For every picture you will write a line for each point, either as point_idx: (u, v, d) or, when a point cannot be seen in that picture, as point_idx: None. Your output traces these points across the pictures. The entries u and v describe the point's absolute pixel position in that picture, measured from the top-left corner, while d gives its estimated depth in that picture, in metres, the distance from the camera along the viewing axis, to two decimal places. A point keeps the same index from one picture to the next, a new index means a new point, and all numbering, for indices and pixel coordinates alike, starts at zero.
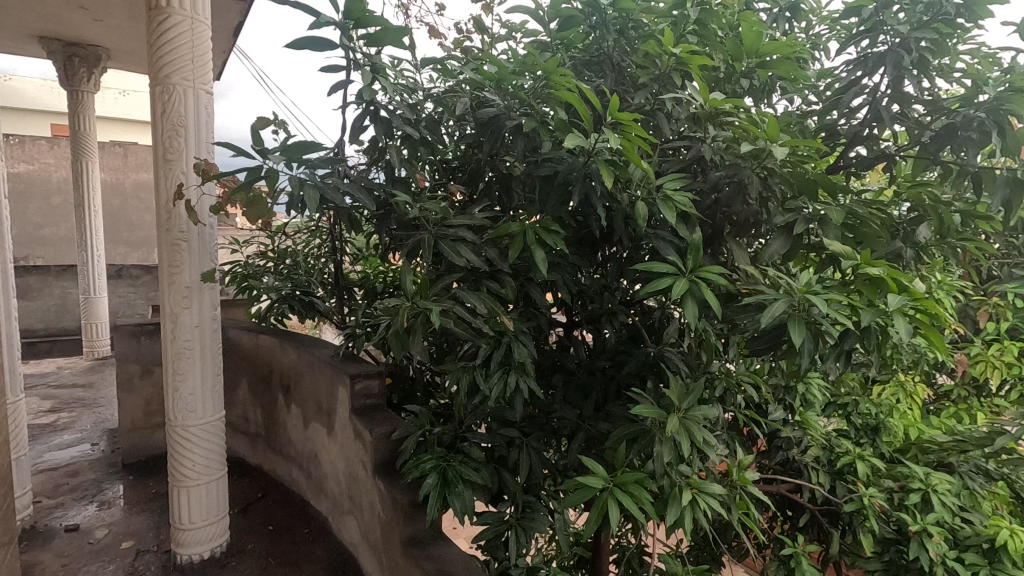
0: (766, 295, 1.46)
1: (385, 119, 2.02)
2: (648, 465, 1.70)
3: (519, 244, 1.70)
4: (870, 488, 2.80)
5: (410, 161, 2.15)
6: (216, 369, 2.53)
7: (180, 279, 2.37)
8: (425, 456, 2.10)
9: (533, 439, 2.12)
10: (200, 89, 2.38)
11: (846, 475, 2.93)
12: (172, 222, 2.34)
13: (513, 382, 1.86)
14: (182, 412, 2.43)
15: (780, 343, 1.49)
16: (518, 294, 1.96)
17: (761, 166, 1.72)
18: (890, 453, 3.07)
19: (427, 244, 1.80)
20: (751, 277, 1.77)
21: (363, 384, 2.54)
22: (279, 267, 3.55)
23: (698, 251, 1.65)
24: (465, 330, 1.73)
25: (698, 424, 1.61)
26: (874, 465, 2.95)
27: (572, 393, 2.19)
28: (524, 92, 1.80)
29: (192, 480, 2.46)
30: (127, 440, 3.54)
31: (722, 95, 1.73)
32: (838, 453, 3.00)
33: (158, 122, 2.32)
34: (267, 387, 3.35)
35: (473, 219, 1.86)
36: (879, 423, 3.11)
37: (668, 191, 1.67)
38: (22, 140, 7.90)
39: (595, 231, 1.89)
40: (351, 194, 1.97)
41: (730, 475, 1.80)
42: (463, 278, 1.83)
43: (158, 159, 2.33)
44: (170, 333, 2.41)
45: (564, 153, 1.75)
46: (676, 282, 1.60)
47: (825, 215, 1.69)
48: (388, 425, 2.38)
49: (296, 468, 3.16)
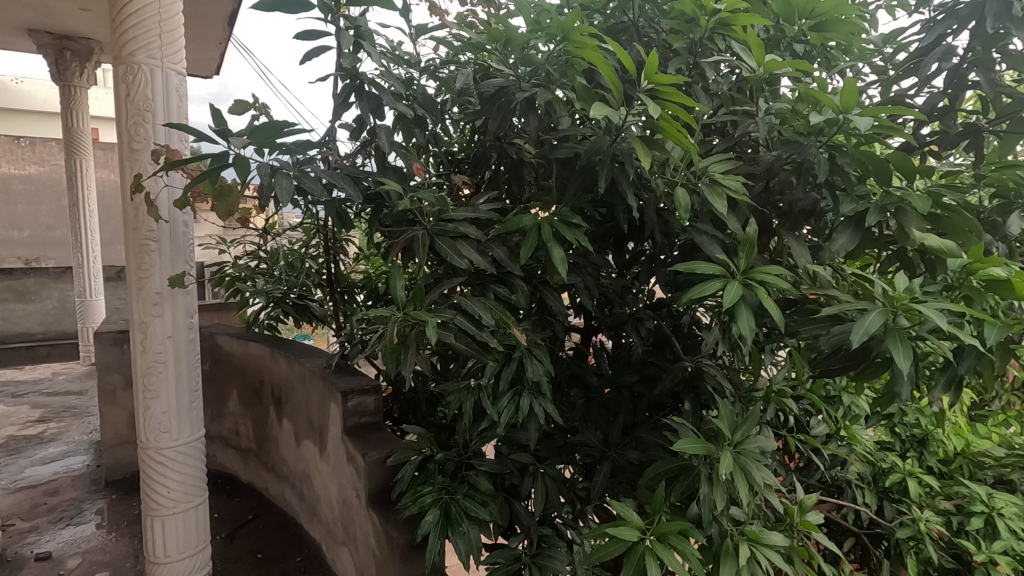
0: (850, 304, 1.17)
1: (374, 96, 1.71)
2: (692, 508, 1.41)
3: (532, 241, 1.40)
4: (927, 511, 2.48)
5: (406, 146, 1.85)
6: (193, 385, 2.25)
7: (150, 284, 2.10)
8: (424, 487, 1.81)
9: (549, 466, 1.83)
10: (168, 69, 2.09)
11: (894, 494, 2.64)
12: (139, 219, 2.07)
13: (527, 406, 1.57)
14: (154, 432, 2.17)
15: (863, 363, 1.20)
16: (532, 300, 1.65)
17: (826, 143, 1.42)
18: (938, 468, 2.77)
19: (421, 243, 1.49)
20: (816, 279, 1.46)
21: (357, 400, 2.26)
22: (269, 270, 3.27)
23: (752, 248, 1.35)
24: (468, 346, 1.43)
25: (755, 462, 1.31)
26: (927, 484, 2.63)
27: (594, 413, 1.88)
28: (545, 59, 1.49)
29: (167, 508, 2.20)
30: (110, 455, 3.30)
31: (780, 56, 1.40)
32: (883, 468, 2.69)
33: (122, 106, 2.05)
34: (258, 399, 3.09)
35: (478, 211, 1.54)
36: (927, 434, 2.80)
37: (716, 173, 1.37)
38: (34, 142, 7.85)
39: (623, 225, 1.58)
40: (334, 185, 1.68)
41: (789, 518, 1.49)
42: (466, 282, 1.52)
43: (123, 149, 2.06)
44: (140, 344, 2.14)
45: (585, 130, 1.45)
46: (729, 286, 1.31)
47: (904, 202, 1.39)
48: (384, 448, 2.09)
49: (288, 488, 2.89)
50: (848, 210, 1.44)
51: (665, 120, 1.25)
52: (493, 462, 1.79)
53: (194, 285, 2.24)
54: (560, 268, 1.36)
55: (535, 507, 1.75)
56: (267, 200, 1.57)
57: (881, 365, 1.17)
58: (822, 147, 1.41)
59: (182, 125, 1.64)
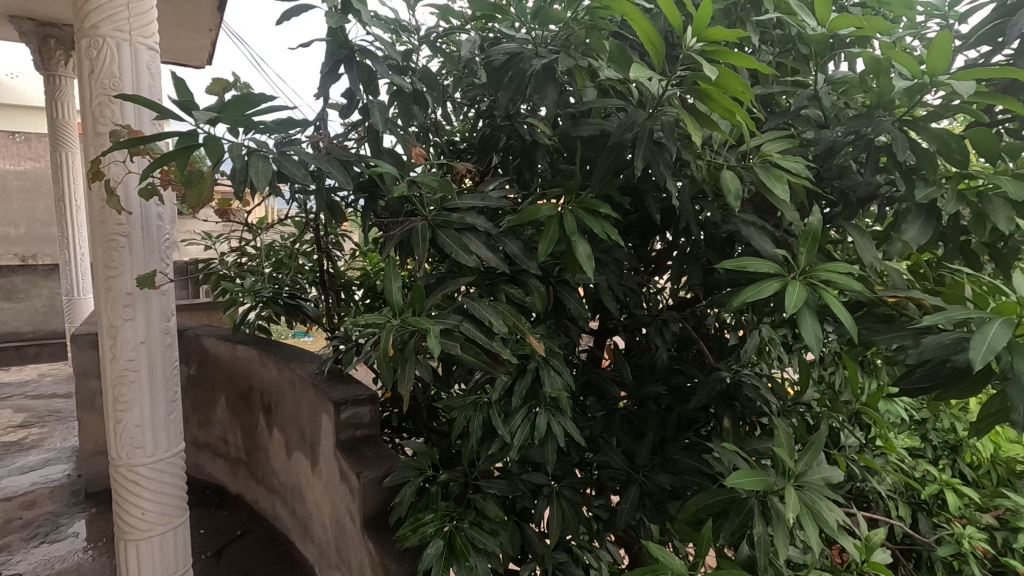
0: (953, 312, 0.95)
1: (367, 66, 1.48)
2: (743, 550, 1.19)
3: (552, 235, 1.18)
4: (969, 527, 2.27)
5: (403, 126, 1.62)
6: (170, 395, 2.03)
7: (118, 283, 1.89)
8: (425, 514, 1.59)
9: (566, 486, 1.62)
10: (137, 43, 1.86)
11: (928, 506, 2.43)
12: (105, 212, 1.85)
13: (543, 425, 1.36)
14: (126, 448, 1.96)
15: (964, 385, 0.98)
16: (548, 301, 1.43)
17: (898, 119, 1.20)
18: (972, 475, 2.58)
19: (421, 237, 1.26)
20: (886, 278, 1.25)
21: (350, 412, 2.04)
22: (259, 268, 3.04)
23: (816, 242, 1.14)
24: (476, 357, 1.22)
25: (820, 498, 1.10)
26: (964, 496, 2.44)
27: (617, 427, 1.67)
28: (570, 17, 1.26)
29: (142, 531, 1.99)
30: (90, 465, 3.09)
31: (849, 13, 1.16)
32: (917, 478, 2.48)
33: (86, 86, 1.83)
34: (246, 405, 2.88)
35: (487, 198, 1.31)
36: (960, 440, 2.61)
37: (771, 153, 1.15)
38: (27, 137, 7.66)
39: (655, 217, 1.36)
40: (321, 169, 1.45)
41: (853, 559, 1.27)
42: (474, 281, 1.30)
43: (87, 134, 1.84)
44: (109, 351, 1.93)
45: (615, 102, 1.22)
46: (789, 287, 1.10)
47: (992, 187, 1.18)
48: (381, 466, 1.88)
49: (279, 502, 2.69)
50: (923, 197, 1.23)
51: (720, 70, 1.02)
52: (504, 485, 1.58)
53: (170, 285, 2.02)
54: (586, 266, 1.14)
55: (551, 536, 1.54)
56: (241, 188, 1.35)
57: (988, 387, 0.95)
58: (895, 123, 1.19)
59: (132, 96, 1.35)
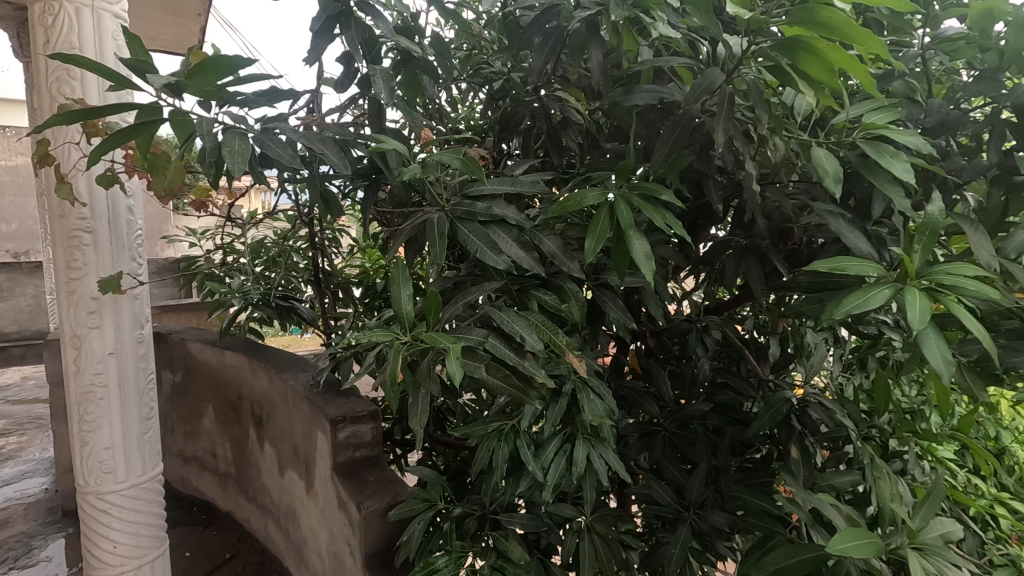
0: None
1: (368, 26, 1.24)
2: None
3: (602, 230, 0.95)
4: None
5: (409, 101, 1.38)
6: (144, 413, 1.79)
7: (82, 287, 1.65)
8: (438, 557, 1.35)
9: (600, 521, 1.39)
10: (99, 9, 1.60)
11: (980, 524, 2.23)
12: (63, 205, 1.60)
13: (582, 459, 1.13)
14: (94, 474, 1.72)
15: None
16: (586, 309, 1.20)
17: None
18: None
19: (437, 231, 1.02)
20: (1010, 280, 1.01)
21: (349, 431, 1.81)
22: (249, 266, 2.79)
23: (935, 239, 0.91)
24: (508, 382, 0.98)
25: (944, 564, 0.87)
26: (1015, 511, 2.26)
27: (659, 453, 1.44)
28: None
29: (114, 567, 1.76)
30: (66, 480, 2.85)
31: None
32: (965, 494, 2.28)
33: (40, 58, 1.58)
34: (235, 416, 2.64)
35: (516, 184, 1.07)
36: (1009, 450, 2.42)
37: (881, 123, 0.91)
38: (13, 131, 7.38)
39: (718, 208, 1.13)
40: (313, 151, 1.20)
41: None
42: (501, 285, 1.06)
43: (41, 115, 1.59)
44: (73, 364, 1.69)
45: (678, 63, 0.99)
46: (908, 296, 0.86)
47: None
48: (384, 494, 1.64)
49: (272, 523, 2.45)
50: None
51: (848, 27, 0.77)
52: (530, 522, 1.35)
53: (143, 288, 1.78)
54: (647, 269, 0.90)
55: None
56: (213, 173, 1.11)
57: None
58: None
59: (74, 59, 0.99)
